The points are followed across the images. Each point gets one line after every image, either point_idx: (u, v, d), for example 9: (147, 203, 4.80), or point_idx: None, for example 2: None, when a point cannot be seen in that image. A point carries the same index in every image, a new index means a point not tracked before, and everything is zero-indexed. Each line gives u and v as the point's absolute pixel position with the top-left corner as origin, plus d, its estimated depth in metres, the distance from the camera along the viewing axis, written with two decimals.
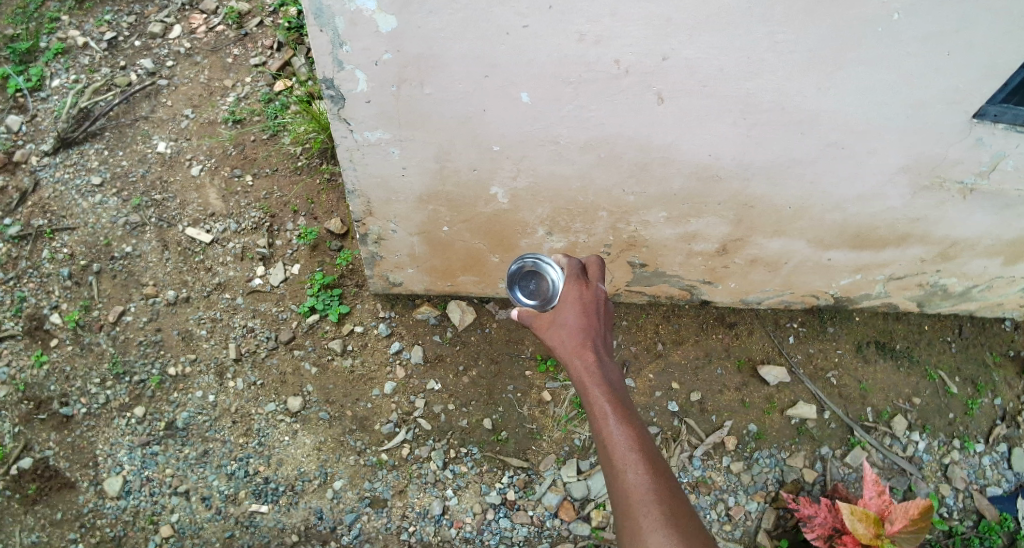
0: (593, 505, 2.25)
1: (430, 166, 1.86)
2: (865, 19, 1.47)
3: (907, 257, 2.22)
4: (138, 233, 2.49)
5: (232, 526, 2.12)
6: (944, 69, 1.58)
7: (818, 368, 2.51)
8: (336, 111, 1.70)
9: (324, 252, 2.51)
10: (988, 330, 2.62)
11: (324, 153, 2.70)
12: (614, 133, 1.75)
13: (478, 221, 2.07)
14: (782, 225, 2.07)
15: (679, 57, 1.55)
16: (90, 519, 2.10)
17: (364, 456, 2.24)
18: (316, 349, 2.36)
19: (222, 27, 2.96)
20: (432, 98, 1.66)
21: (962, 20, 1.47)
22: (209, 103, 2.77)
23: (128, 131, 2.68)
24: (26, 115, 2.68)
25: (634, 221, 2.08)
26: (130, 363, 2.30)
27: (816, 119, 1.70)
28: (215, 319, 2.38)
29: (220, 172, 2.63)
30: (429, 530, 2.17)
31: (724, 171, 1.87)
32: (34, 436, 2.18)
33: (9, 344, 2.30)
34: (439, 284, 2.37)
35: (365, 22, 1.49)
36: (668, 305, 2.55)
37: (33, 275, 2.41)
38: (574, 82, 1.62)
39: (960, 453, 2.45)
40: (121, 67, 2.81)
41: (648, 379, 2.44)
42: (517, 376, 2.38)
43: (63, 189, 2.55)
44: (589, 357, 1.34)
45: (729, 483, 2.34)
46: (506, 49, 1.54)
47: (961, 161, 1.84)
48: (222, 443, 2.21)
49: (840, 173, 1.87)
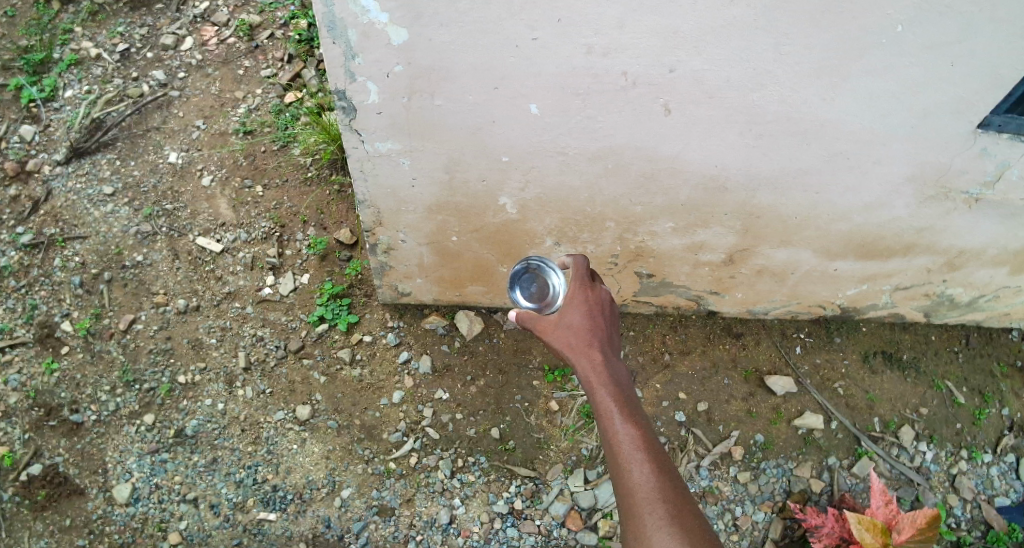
0: (600, 514, 2.25)
1: (439, 177, 1.88)
2: (870, 30, 1.48)
3: (913, 267, 2.23)
4: (150, 242, 2.52)
5: (241, 534, 2.13)
6: (949, 78, 1.59)
7: (825, 378, 2.51)
8: (348, 122, 1.72)
9: (333, 261, 2.53)
10: (995, 340, 2.62)
11: (334, 163, 2.73)
12: (622, 144, 1.77)
13: (487, 232, 2.09)
14: (789, 234, 2.08)
15: (686, 68, 1.57)
16: (99, 525, 2.11)
17: (372, 464, 2.25)
18: (325, 358, 2.38)
19: (234, 40, 2.99)
20: (442, 109, 1.67)
21: (966, 29, 1.48)
22: (221, 114, 2.80)
23: (140, 142, 2.71)
24: (40, 125, 2.71)
25: (641, 231, 2.09)
26: (140, 371, 2.31)
27: (822, 129, 1.72)
28: (225, 328, 2.40)
29: (231, 183, 2.66)
30: (437, 539, 2.18)
31: (731, 182, 1.88)
32: (44, 443, 2.20)
33: (21, 351, 2.32)
34: (447, 294, 2.39)
35: (378, 35, 1.50)
36: (675, 315, 2.55)
37: (44, 283, 2.43)
38: (582, 93, 1.63)
39: (967, 463, 2.45)
40: (134, 78, 2.84)
41: (655, 389, 2.45)
42: (525, 386, 2.39)
43: (74, 198, 2.58)
44: (595, 357, 1.35)
45: (737, 493, 2.34)
46: (515, 60, 1.56)
47: (966, 172, 1.85)
48: (231, 452, 2.23)
49: (846, 182, 1.88)
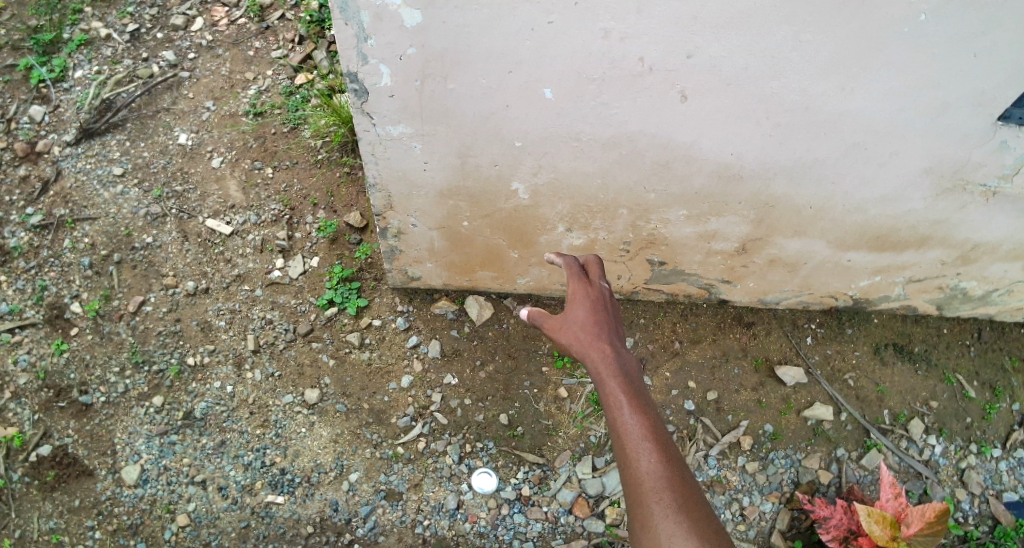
0: (607, 502, 2.25)
1: (452, 162, 1.86)
2: (893, 19, 1.45)
3: (927, 260, 2.20)
4: (159, 224, 2.51)
5: (248, 517, 2.13)
6: (970, 70, 1.56)
7: (835, 370, 2.49)
8: (359, 105, 1.70)
9: (343, 245, 2.53)
10: (1007, 334, 2.59)
11: (344, 146, 2.72)
12: (636, 131, 1.75)
13: (498, 218, 2.08)
14: (803, 226, 2.06)
15: (704, 54, 1.54)
16: (108, 507, 2.12)
17: (380, 448, 2.25)
18: (334, 341, 2.38)
19: (244, 20, 2.98)
20: (455, 93, 1.65)
21: (990, 21, 1.45)
22: (232, 95, 2.79)
23: (149, 123, 2.70)
24: (49, 105, 2.70)
25: (654, 219, 2.07)
26: (149, 352, 2.31)
27: (841, 119, 1.69)
28: (235, 310, 2.40)
29: (241, 164, 2.65)
30: (444, 523, 2.18)
31: (746, 170, 1.86)
32: (53, 424, 2.20)
33: (30, 332, 2.33)
34: (457, 279, 2.39)
35: (390, 18, 1.48)
36: (686, 304, 2.54)
37: (54, 264, 2.43)
38: (598, 80, 1.62)
39: (976, 458, 2.43)
40: (143, 59, 2.83)
41: (664, 377, 2.43)
42: (534, 373, 2.38)
43: (84, 179, 2.57)
44: (602, 349, 1.36)
45: (744, 483, 2.33)
46: (530, 44, 1.54)
47: (984, 164, 1.82)
48: (239, 434, 2.23)
49: (862, 174, 1.85)
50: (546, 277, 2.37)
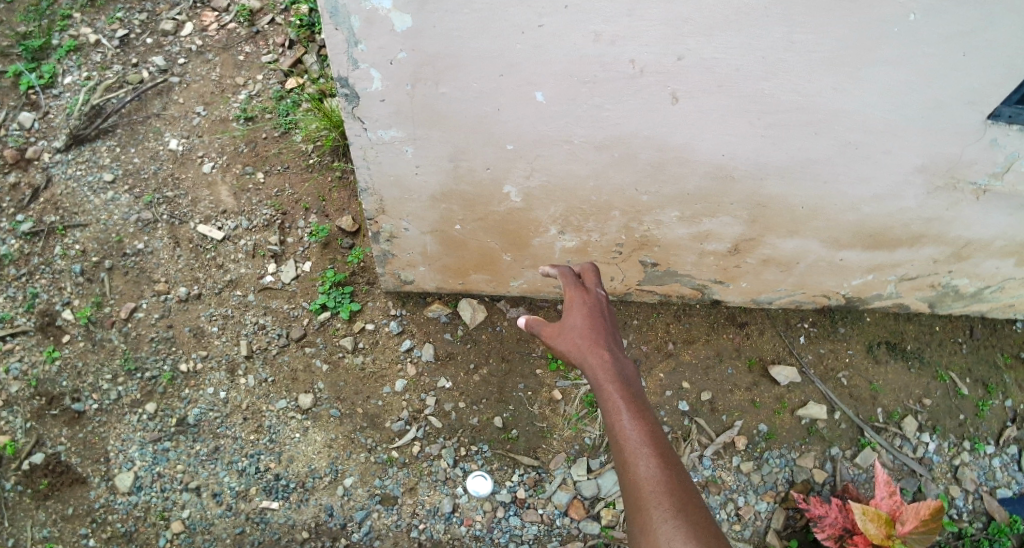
0: (603, 504, 2.25)
1: (445, 165, 1.86)
2: (884, 19, 1.46)
3: (920, 258, 2.21)
4: (150, 230, 2.50)
5: (243, 523, 2.12)
6: (962, 69, 1.57)
7: (829, 368, 2.50)
8: (350, 109, 1.69)
9: (335, 249, 2.53)
10: (999, 331, 2.60)
11: (335, 151, 2.71)
12: (630, 133, 1.75)
13: (492, 221, 2.08)
14: (798, 225, 2.06)
15: (696, 56, 1.55)
16: (101, 514, 2.10)
17: (375, 453, 2.24)
18: (327, 346, 2.37)
19: (234, 25, 2.97)
20: (448, 96, 1.65)
21: (983, 20, 1.46)
22: (222, 100, 2.78)
23: (140, 128, 2.69)
24: (38, 112, 2.68)
25: (647, 220, 2.07)
26: (142, 359, 2.30)
27: (834, 119, 1.70)
28: (227, 316, 2.39)
29: (232, 170, 2.65)
30: (439, 527, 2.18)
31: (739, 171, 1.86)
32: (45, 432, 2.19)
33: (21, 340, 2.31)
34: (451, 282, 2.38)
35: (381, 22, 1.48)
36: (679, 304, 2.54)
37: (45, 271, 2.42)
38: (590, 82, 1.62)
39: (970, 454, 2.44)
40: (133, 64, 2.82)
41: (658, 378, 2.44)
42: (528, 375, 2.38)
43: (74, 186, 2.56)
44: (600, 354, 1.36)
45: (739, 483, 2.33)
46: (522, 47, 1.53)
47: (975, 162, 1.83)
48: (232, 440, 2.22)
49: (857, 173, 1.86)
50: (539, 279, 2.37)
